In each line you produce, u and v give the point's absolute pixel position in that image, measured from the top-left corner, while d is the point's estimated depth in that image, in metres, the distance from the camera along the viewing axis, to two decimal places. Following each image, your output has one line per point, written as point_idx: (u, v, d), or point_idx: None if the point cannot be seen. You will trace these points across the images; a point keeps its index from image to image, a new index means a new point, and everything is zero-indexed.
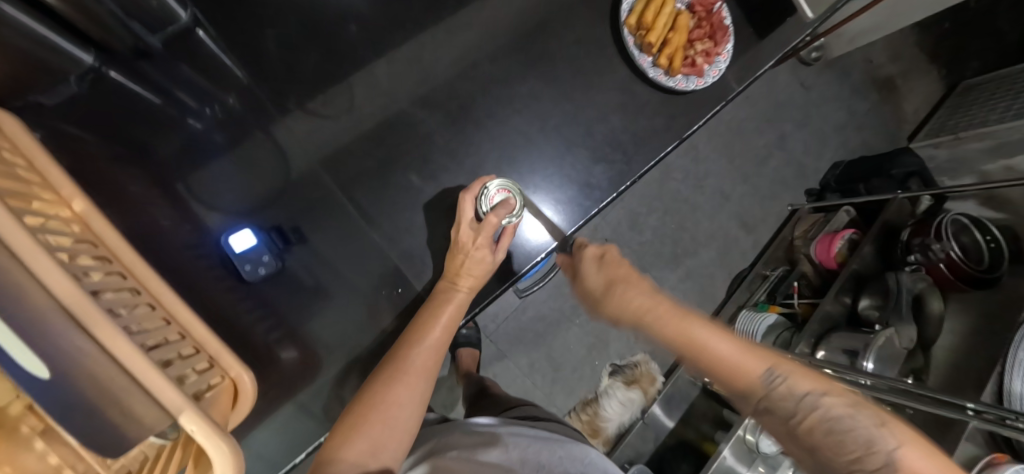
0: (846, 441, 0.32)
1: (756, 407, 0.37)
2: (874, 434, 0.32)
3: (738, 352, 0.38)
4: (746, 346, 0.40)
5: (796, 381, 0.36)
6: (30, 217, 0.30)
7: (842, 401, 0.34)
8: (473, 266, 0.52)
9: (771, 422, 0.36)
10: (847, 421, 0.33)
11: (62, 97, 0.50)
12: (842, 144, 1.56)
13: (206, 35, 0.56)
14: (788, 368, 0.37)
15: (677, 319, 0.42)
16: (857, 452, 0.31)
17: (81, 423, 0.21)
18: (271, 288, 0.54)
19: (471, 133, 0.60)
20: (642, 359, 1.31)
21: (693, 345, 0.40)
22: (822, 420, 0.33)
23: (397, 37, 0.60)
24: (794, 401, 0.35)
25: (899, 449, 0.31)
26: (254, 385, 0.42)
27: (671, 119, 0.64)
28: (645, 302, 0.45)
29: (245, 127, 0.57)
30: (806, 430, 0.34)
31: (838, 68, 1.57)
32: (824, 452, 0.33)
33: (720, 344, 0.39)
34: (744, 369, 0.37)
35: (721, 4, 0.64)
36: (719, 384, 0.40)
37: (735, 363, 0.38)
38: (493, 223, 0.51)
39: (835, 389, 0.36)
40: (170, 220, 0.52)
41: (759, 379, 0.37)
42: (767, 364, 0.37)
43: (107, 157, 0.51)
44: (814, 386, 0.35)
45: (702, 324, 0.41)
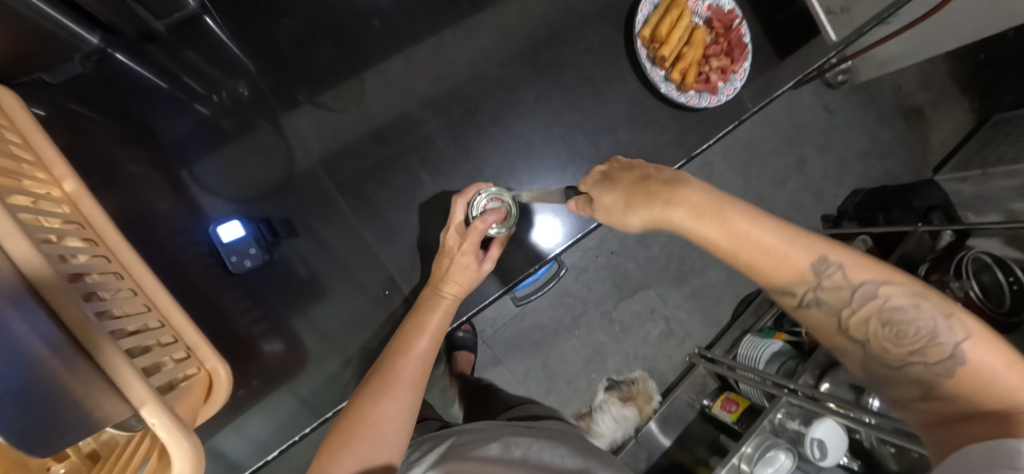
0: (905, 334, 0.37)
1: (804, 296, 0.39)
2: (939, 328, 0.35)
3: (789, 249, 0.38)
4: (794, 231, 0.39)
5: (851, 272, 0.37)
6: (19, 195, 0.31)
7: (905, 294, 0.37)
8: (458, 272, 0.50)
9: (819, 312, 0.39)
10: (905, 311, 0.37)
11: (68, 76, 0.51)
12: (864, 171, 1.51)
13: (215, 22, 0.56)
14: (843, 258, 0.38)
15: (716, 208, 0.38)
16: (916, 343, 0.36)
17: (49, 408, 0.21)
18: (259, 279, 0.54)
19: (475, 136, 0.59)
20: (640, 375, 1.29)
21: (738, 243, 0.37)
22: (882, 315, 0.37)
23: (408, 35, 0.60)
24: (849, 295, 0.38)
25: (965, 343, 0.34)
26: (229, 381, 0.41)
27: (681, 136, 0.62)
28: (669, 202, 0.40)
29: (248, 118, 0.57)
30: (860, 322, 0.38)
31: (865, 93, 1.52)
32: (878, 342, 0.38)
33: (769, 237, 0.38)
34: (791, 261, 0.38)
35: (741, 21, 0.63)
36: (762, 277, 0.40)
37: (783, 253, 0.38)
38: (478, 225, 0.49)
39: (895, 277, 0.38)
40: (167, 205, 0.53)
41: (807, 271, 0.38)
42: (818, 254, 0.38)
43: (110, 138, 0.52)
44: (872, 279, 0.38)
45: (743, 212, 0.38)
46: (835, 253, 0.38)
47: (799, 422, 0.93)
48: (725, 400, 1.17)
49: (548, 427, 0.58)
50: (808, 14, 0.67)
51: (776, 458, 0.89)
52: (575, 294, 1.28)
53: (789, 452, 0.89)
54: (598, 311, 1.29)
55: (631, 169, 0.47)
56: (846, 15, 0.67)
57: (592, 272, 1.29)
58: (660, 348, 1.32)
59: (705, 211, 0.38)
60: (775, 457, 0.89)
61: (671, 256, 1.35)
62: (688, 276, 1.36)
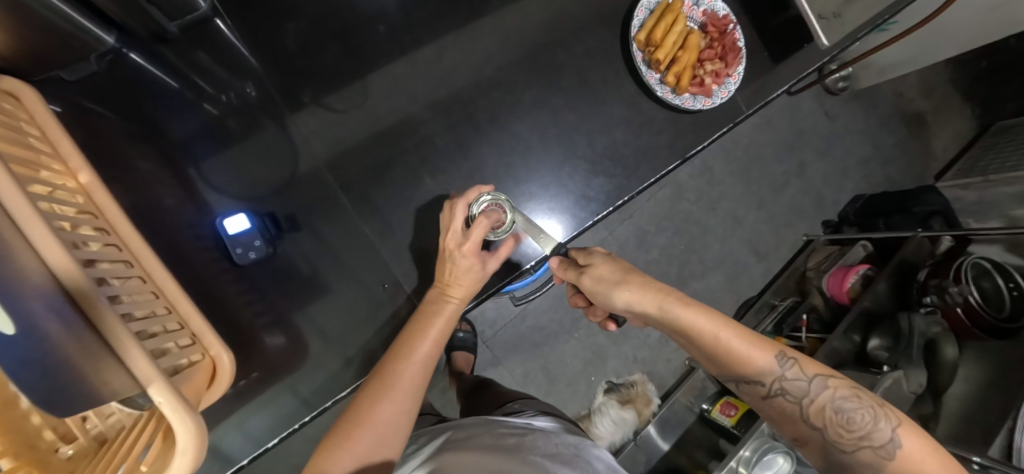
0: (851, 423, 0.39)
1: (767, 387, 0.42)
2: (877, 416, 0.38)
3: (758, 347, 0.41)
4: (754, 333, 0.43)
5: (804, 366, 0.41)
6: (37, 185, 0.32)
7: (846, 387, 0.41)
8: (461, 275, 0.52)
9: (780, 404, 0.42)
10: (850, 404, 0.39)
11: (83, 74, 0.52)
12: (864, 177, 1.52)
13: (225, 24, 0.58)
14: (793, 355, 0.42)
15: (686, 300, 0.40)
16: (861, 431, 0.38)
17: (64, 382, 0.22)
18: (262, 271, 0.55)
19: (474, 136, 0.61)
20: (639, 378, 1.29)
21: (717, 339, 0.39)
22: (831, 405, 0.40)
23: (411, 39, 0.61)
24: (804, 386, 0.41)
25: (897, 429, 0.37)
26: (233, 368, 0.43)
27: (676, 137, 0.63)
28: (662, 290, 0.41)
29: (255, 116, 0.59)
30: (815, 410, 0.41)
31: (865, 99, 1.53)
32: (829, 429, 0.40)
33: (734, 334, 0.40)
34: (752, 356, 0.41)
35: (735, 26, 0.64)
36: (728, 369, 0.43)
37: (746, 350, 0.41)
38: (480, 229, 0.50)
39: (833, 374, 0.42)
40: (175, 199, 0.54)
41: (769, 367, 0.41)
42: (773, 352, 0.42)
43: (122, 135, 0.54)
44: (818, 373, 0.41)
45: (713, 311, 0.40)
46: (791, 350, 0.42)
47: None
48: (725, 404, 1.18)
49: (544, 423, 0.58)
50: (803, 20, 0.68)
51: (774, 460, 0.89)
52: None
53: (787, 456, 0.90)
54: None
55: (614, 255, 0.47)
56: (839, 20, 0.68)
57: None
58: (660, 351, 1.32)
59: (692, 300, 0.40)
60: (774, 459, 0.90)
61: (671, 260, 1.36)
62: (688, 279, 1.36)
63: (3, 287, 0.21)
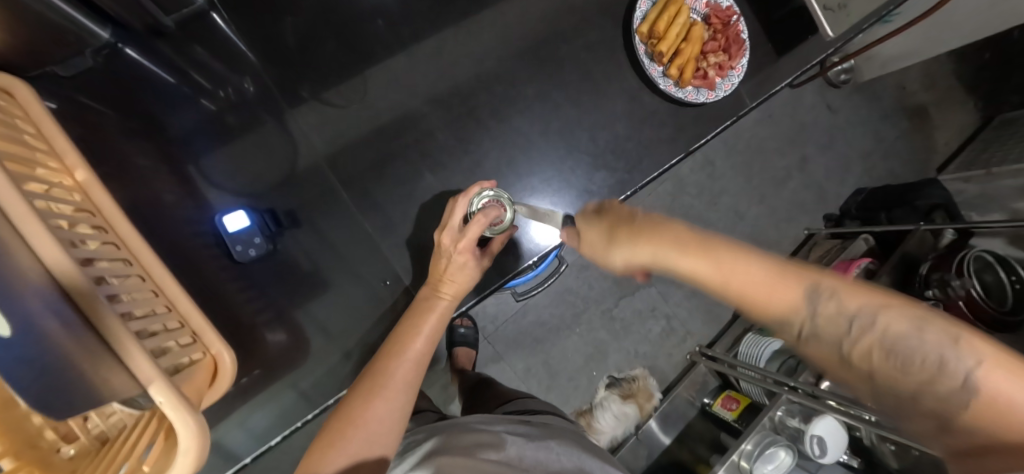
0: (911, 364, 0.27)
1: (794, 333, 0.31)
2: (947, 351, 0.26)
3: (772, 278, 0.31)
4: (774, 263, 0.32)
5: (844, 295, 0.30)
6: (32, 182, 0.32)
7: (905, 318, 0.28)
8: (456, 271, 0.51)
9: (815, 350, 0.31)
10: (913, 340, 0.28)
11: (78, 69, 0.51)
12: (866, 170, 1.51)
13: (222, 18, 0.57)
14: (831, 283, 0.30)
15: (688, 246, 0.34)
16: (923, 374, 0.27)
17: (65, 383, 0.22)
18: (262, 269, 0.55)
19: (474, 130, 0.60)
20: (641, 373, 1.29)
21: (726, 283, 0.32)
22: (882, 343, 0.28)
23: (411, 32, 0.61)
24: (845, 324, 0.29)
25: (979, 366, 0.25)
26: (234, 367, 0.42)
27: (679, 131, 0.62)
28: (657, 238, 0.36)
29: (254, 112, 0.58)
30: (859, 354, 0.29)
31: (868, 92, 1.52)
32: (883, 376, 0.29)
33: (750, 269, 0.31)
34: (768, 293, 0.31)
35: (739, 17, 0.63)
36: (744, 315, 0.34)
37: (760, 286, 0.31)
38: (477, 224, 0.50)
39: (885, 298, 0.30)
40: (174, 196, 0.54)
41: (799, 304, 0.30)
42: (802, 286, 0.31)
43: (119, 131, 0.53)
44: (865, 303, 0.29)
45: (728, 247, 0.33)
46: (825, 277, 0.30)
47: (799, 419, 0.93)
48: (726, 398, 1.18)
49: (544, 423, 0.58)
50: (807, 12, 0.67)
51: (775, 455, 0.89)
52: (576, 291, 1.29)
53: (788, 450, 0.90)
54: (598, 309, 1.30)
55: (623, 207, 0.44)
56: (845, 11, 0.66)
57: (593, 270, 1.30)
58: (661, 346, 1.32)
59: (691, 246, 0.34)
60: (775, 454, 0.89)
61: None
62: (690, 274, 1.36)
63: (2, 288, 0.20)
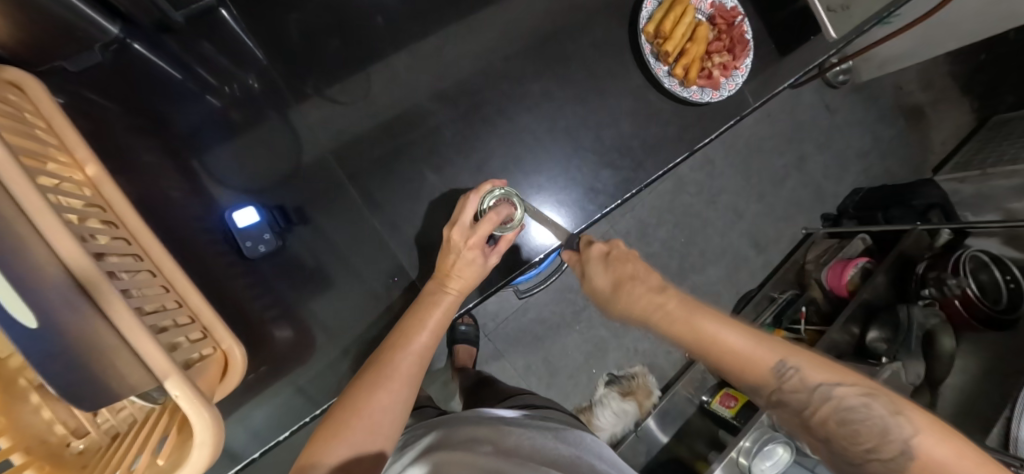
0: (860, 431, 0.37)
1: (766, 394, 0.41)
2: (890, 424, 0.36)
3: (751, 349, 0.41)
4: (757, 335, 0.42)
5: (806, 373, 0.40)
6: (43, 176, 0.32)
7: (855, 394, 0.38)
8: (463, 267, 0.51)
9: (782, 412, 0.42)
10: (861, 412, 0.38)
11: (87, 64, 0.51)
12: (864, 170, 1.52)
13: (229, 15, 0.57)
14: (802, 360, 0.40)
15: (687, 315, 0.44)
16: (871, 442, 0.36)
17: (86, 376, 0.22)
18: (270, 265, 0.55)
19: (480, 128, 0.60)
20: (640, 370, 1.30)
21: (706, 340, 0.42)
22: (836, 413, 0.38)
23: (417, 30, 0.61)
24: (806, 394, 0.40)
25: (916, 439, 0.34)
26: (244, 361, 0.42)
27: (683, 130, 0.63)
28: (654, 302, 0.46)
29: (261, 109, 0.58)
30: (818, 421, 0.39)
31: (866, 93, 1.53)
32: (837, 440, 0.39)
33: (735, 338, 0.42)
34: (749, 361, 0.41)
35: (743, 18, 0.63)
36: (728, 375, 0.44)
37: (742, 354, 0.41)
38: (489, 223, 0.50)
39: (844, 375, 0.40)
40: (180, 192, 0.54)
41: (771, 374, 0.40)
42: (778, 356, 0.40)
43: (126, 126, 0.53)
44: (825, 378, 0.40)
45: (714, 317, 0.43)
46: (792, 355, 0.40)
47: None
48: (725, 395, 1.19)
49: (547, 419, 0.59)
50: (809, 12, 0.68)
51: (774, 451, 0.90)
52: (577, 289, 1.29)
53: (787, 447, 0.91)
54: (599, 307, 1.30)
55: (630, 256, 0.50)
56: (846, 13, 0.66)
57: None
58: (661, 344, 1.33)
59: (679, 321, 0.43)
60: (774, 450, 0.90)
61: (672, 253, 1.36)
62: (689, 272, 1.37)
63: (22, 281, 0.20)
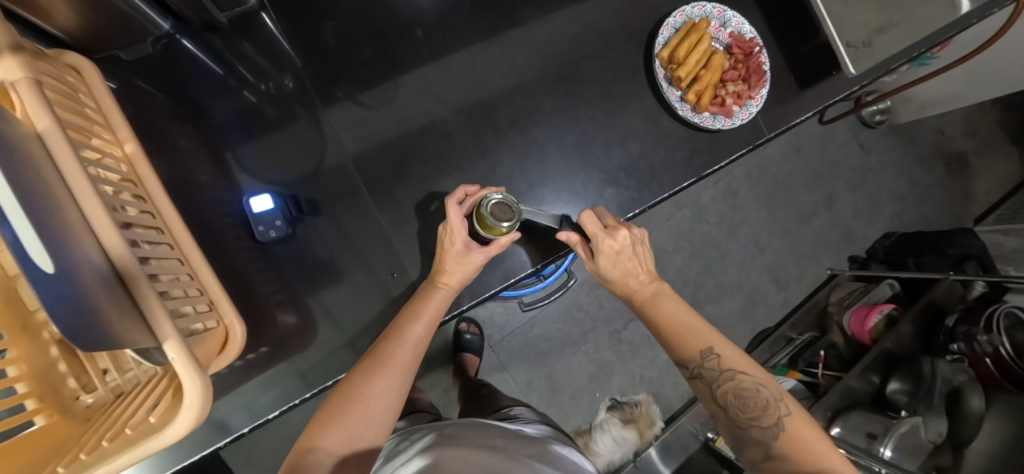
0: (750, 406, 0.49)
1: (689, 370, 0.54)
2: (770, 402, 0.49)
3: (686, 331, 0.55)
4: (692, 324, 0.56)
5: (724, 361, 0.52)
6: (87, 149, 0.35)
7: (752, 381, 0.51)
8: (454, 262, 0.52)
9: (698, 387, 0.53)
10: (752, 393, 0.50)
11: (139, 55, 0.57)
12: (897, 214, 1.46)
13: (269, 18, 0.62)
14: (718, 348, 0.53)
15: (656, 294, 0.59)
16: (755, 413, 0.49)
17: (98, 325, 0.25)
18: (281, 250, 0.58)
19: (494, 139, 0.62)
20: (644, 398, 1.26)
21: (659, 319, 0.57)
22: (735, 391, 0.51)
23: (444, 44, 0.64)
24: (718, 373, 0.52)
25: (785, 418, 0.47)
26: (243, 337, 0.44)
27: (692, 155, 0.63)
28: (646, 285, 0.59)
29: (289, 105, 0.62)
30: (722, 395, 0.51)
31: (904, 135, 1.48)
32: (732, 410, 0.51)
33: (677, 321, 0.56)
34: (683, 339, 0.54)
35: (761, 48, 0.64)
36: (666, 351, 0.56)
37: (678, 334, 0.55)
38: (458, 227, 0.51)
39: (749, 369, 0.52)
40: (208, 177, 0.58)
41: (697, 354, 0.53)
42: (705, 342, 0.53)
43: (167, 113, 0.58)
44: (734, 367, 0.52)
45: (671, 302, 0.58)
46: (717, 346, 0.53)
47: None
48: None
49: (536, 433, 0.61)
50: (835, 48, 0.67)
51: None
52: (584, 308, 1.28)
53: None
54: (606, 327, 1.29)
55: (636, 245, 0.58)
56: (868, 49, 0.64)
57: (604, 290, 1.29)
58: (668, 373, 1.30)
59: (657, 295, 0.59)
60: None
61: (686, 281, 1.34)
62: (702, 303, 1.34)
63: (49, 235, 0.23)
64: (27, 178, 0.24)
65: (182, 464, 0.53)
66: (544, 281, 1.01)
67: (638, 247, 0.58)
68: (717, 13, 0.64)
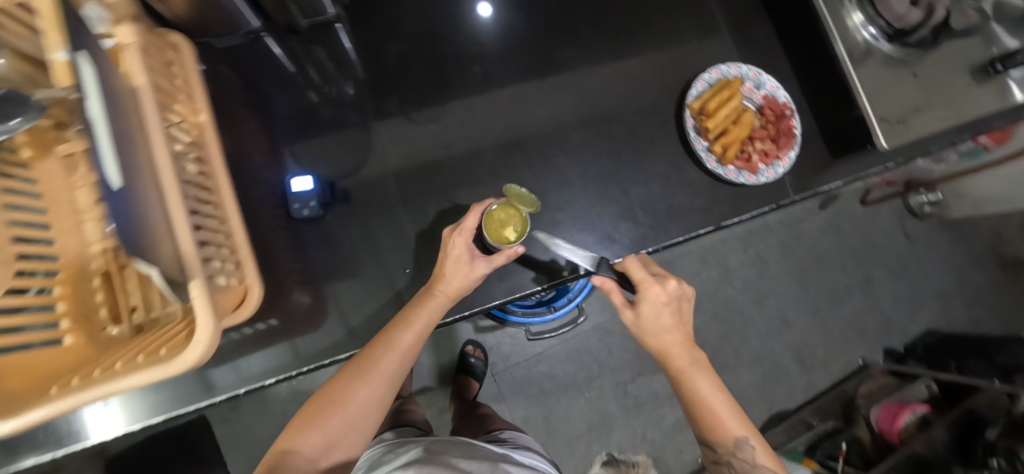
0: None
1: (721, 455, 0.53)
2: None
3: (726, 416, 0.53)
4: (732, 407, 0.53)
5: (758, 454, 0.52)
6: (169, 111, 0.41)
7: None
8: (452, 270, 0.54)
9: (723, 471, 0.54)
10: None
11: (230, 44, 0.65)
12: (940, 312, 1.39)
13: (342, 29, 0.69)
14: (756, 439, 0.52)
15: (698, 362, 0.54)
16: None
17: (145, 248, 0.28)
18: (309, 231, 0.62)
19: (522, 163, 0.66)
20: (644, 460, 1.08)
21: (696, 394, 0.54)
22: None
23: (494, 75, 0.69)
24: (749, 466, 0.52)
25: None
26: (258, 300, 0.48)
27: (712, 203, 0.64)
28: (682, 350, 0.54)
29: (344, 107, 0.67)
30: None
31: (955, 233, 1.43)
32: None
33: (717, 399, 0.53)
34: (721, 423, 0.53)
35: (793, 113, 0.66)
36: (698, 428, 0.55)
37: (717, 416, 0.53)
38: (462, 236, 0.54)
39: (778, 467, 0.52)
40: (262, 159, 0.63)
41: (732, 441, 0.52)
42: (744, 433, 0.52)
43: (238, 97, 0.65)
44: (768, 463, 0.52)
45: (710, 378, 0.54)
46: (754, 438, 0.52)
47: None
48: None
49: (520, 459, 0.60)
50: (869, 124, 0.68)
51: None
52: (595, 354, 1.25)
53: None
54: (612, 376, 1.25)
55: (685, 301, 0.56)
56: (903, 126, 0.63)
57: (618, 338, 1.26)
58: (672, 438, 1.24)
59: (689, 366, 0.54)
60: None
61: (705, 346, 1.28)
62: (719, 372, 1.27)
63: (122, 166, 0.27)
64: (118, 118, 0.28)
65: (178, 412, 0.54)
66: (554, 313, 1.01)
67: (680, 301, 0.55)
68: (753, 75, 0.66)
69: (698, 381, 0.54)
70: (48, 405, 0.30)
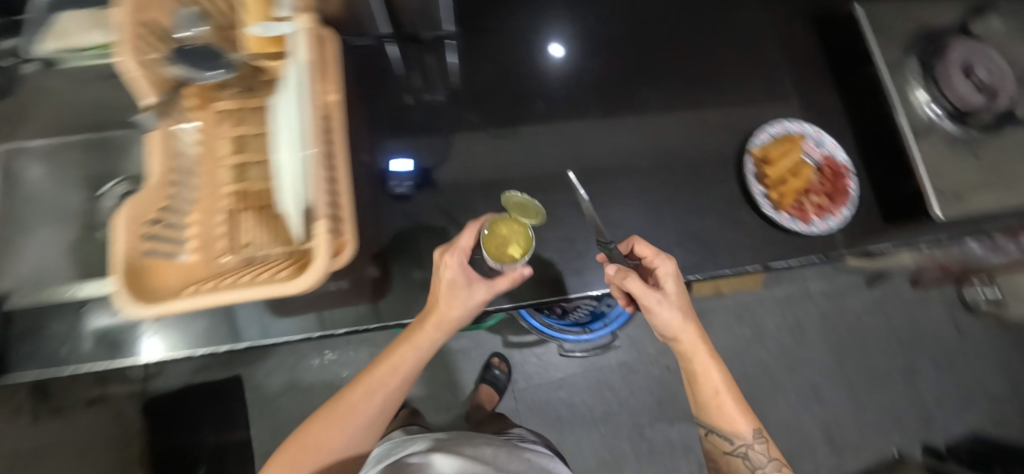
0: None
1: (732, 447, 0.60)
2: None
3: (742, 415, 0.59)
4: (745, 407, 0.59)
5: (770, 447, 0.59)
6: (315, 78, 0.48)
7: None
8: (444, 304, 0.56)
9: (736, 464, 0.60)
10: None
11: (364, 43, 0.74)
12: (988, 415, 1.31)
13: (452, 43, 0.76)
14: (766, 437, 0.59)
15: (710, 356, 0.58)
16: None
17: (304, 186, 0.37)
18: (387, 211, 0.68)
19: (588, 182, 0.71)
20: None
21: (716, 392, 0.59)
22: None
23: (575, 102, 0.75)
24: (762, 458, 0.58)
25: None
26: (353, 253, 0.50)
27: (760, 246, 0.68)
28: (697, 343, 0.58)
29: (437, 112, 0.74)
30: None
31: (1012, 335, 1.36)
32: None
33: (730, 399, 0.59)
34: (736, 421, 0.59)
35: (850, 174, 0.69)
36: (712, 422, 0.61)
37: (731, 414, 0.59)
38: (454, 259, 0.55)
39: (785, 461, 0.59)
40: (361, 142, 0.71)
41: (746, 437, 0.59)
42: (756, 427, 0.59)
43: (354, 88, 0.73)
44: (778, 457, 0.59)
45: (722, 376, 0.59)
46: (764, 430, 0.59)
47: None
48: None
49: None
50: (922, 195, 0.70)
51: None
52: (616, 389, 1.25)
53: None
54: (630, 416, 1.23)
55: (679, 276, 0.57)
56: (959, 201, 0.66)
57: (641, 377, 1.26)
58: None
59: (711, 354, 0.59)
60: None
61: None
62: None
63: None
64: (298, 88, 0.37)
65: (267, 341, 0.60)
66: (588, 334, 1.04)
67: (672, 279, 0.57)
68: (814, 134, 0.71)
69: (712, 377, 0.58)
70: (186, 301, 0.39)
